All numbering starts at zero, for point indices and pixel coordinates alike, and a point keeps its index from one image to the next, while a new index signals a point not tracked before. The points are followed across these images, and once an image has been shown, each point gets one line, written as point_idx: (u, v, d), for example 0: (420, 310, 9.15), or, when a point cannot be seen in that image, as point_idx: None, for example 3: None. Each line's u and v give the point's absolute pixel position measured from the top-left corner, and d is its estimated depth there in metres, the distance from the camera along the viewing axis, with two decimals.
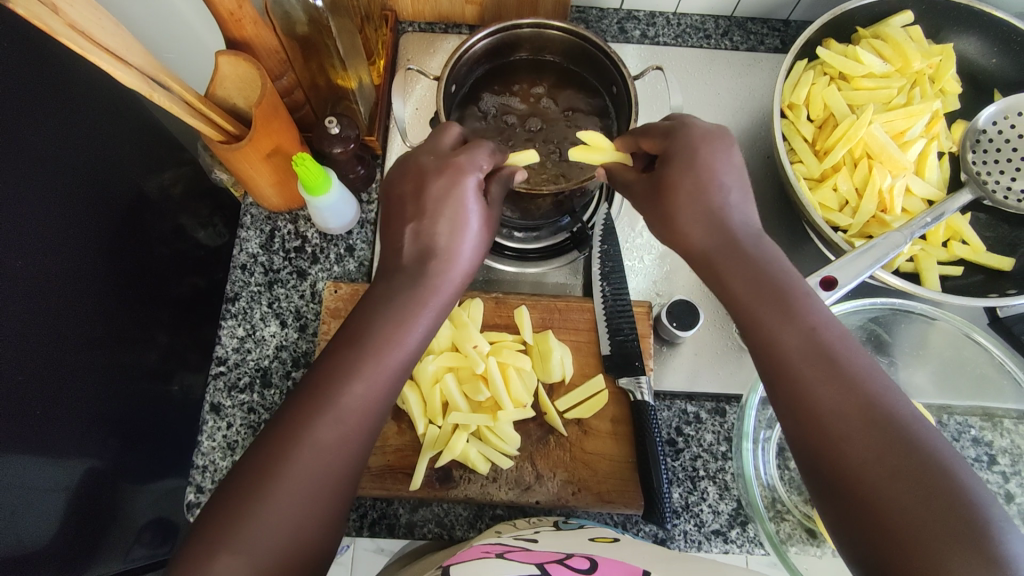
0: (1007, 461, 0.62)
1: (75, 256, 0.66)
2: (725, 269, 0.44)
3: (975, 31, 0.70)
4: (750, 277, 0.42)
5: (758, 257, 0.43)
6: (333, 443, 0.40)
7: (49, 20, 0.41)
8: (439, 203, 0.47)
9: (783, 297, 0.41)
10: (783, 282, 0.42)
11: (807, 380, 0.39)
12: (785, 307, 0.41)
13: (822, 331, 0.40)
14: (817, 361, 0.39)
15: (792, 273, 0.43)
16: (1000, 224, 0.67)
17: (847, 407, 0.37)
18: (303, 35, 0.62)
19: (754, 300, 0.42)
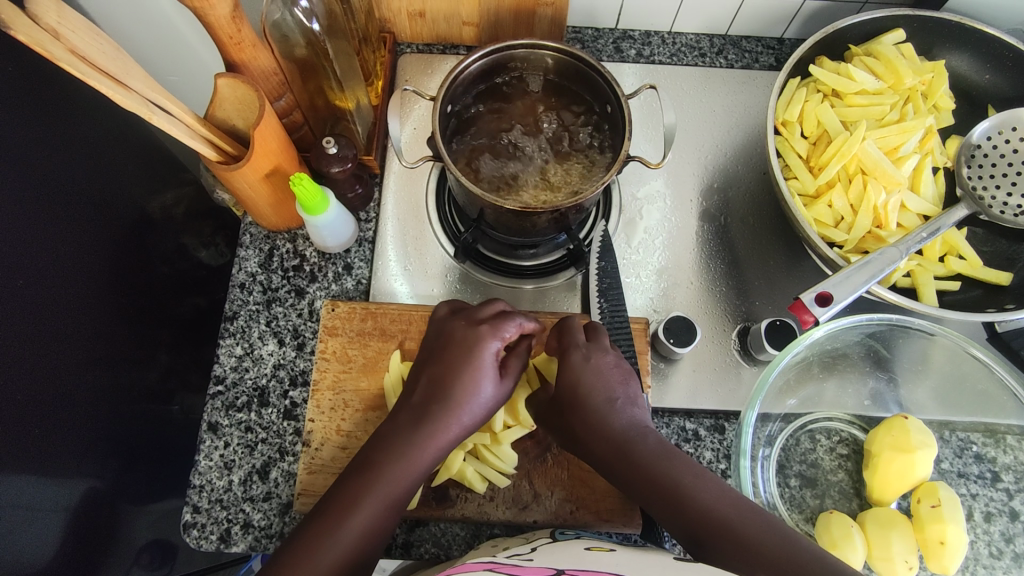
0: (1011, 477, 0.62)
1: (78, 277, 0.67)
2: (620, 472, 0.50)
3: (968, 47, 0.70)
4: (635, 468, 0.50)
5: (644, 450, 0.50)
6: (373, 515, 0.48)
7: (51, 47, 0.42)
8: (471, 366, 0.53)
9: (670, 477, 0.48)
10: (664, 468, 0.49)
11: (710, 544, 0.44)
12: (675, 489, 0.47)
13: (708, 495, 0.46)
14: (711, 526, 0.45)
15: (678, 457, 0.50)
16: (997, 239, 0.67)
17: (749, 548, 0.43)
18: (301, 57, 0.64)
19: (607, 445, 0.52)
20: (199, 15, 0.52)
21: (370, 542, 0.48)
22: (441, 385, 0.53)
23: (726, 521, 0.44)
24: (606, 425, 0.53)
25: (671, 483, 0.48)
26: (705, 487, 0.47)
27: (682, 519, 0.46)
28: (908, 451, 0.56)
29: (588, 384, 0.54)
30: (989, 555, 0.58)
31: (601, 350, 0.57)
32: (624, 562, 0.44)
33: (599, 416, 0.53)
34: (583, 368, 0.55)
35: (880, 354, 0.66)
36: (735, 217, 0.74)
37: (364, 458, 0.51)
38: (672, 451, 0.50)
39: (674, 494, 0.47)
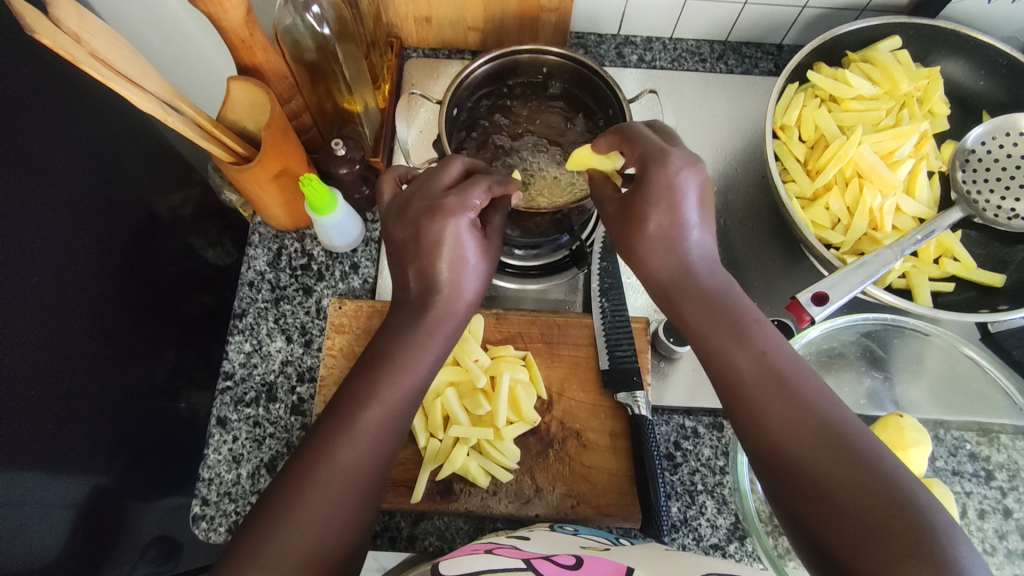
0: (1004, 475, 0.63)
1: (89, 276, 0.68)
2: (680, 302, 0.49)
3: (963, 54, 0.72)
4: (696, 305, 0.48)
5: (711, 288, 0.48)
6: (358, 457, 0.46)
7: (73, 49, 0.44)
8: (449, 252, 0.51)
9: (736, 326, 0.46)
10: (733, 313, 0.47)
11: (760, 404, 0.44)
12: (738, 336, 0.46)
13: (773, 359, 0.45)
14: (771, 387, 0.44)
15: (747, 303, 0.48)
16: (991, 241, 0.68)
17: (801, 427, 0.42)
18: (311, 60, 0.65)
19: (707, 315, 0.47)
20: (213, 19, 0.53)
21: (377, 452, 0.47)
22: (426, 280, 0.51)
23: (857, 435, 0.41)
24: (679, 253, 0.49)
25: (775, 366, 0.44)
26: (770, 344, 0.46)
27: (735, 374, 0.45)
28: (903, 448, 0.58)
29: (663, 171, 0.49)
30: (983, 551, 0.59)
31: (681, 172, 0.48)
32: (622, 550, 0.45)
33: (658, 245, 0.49)
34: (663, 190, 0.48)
35: (876, 353, 0.68)
36: (734, 219, 0.75)
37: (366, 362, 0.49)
38: (741, 297, 0.49)
39: (735, 340, 0.46)
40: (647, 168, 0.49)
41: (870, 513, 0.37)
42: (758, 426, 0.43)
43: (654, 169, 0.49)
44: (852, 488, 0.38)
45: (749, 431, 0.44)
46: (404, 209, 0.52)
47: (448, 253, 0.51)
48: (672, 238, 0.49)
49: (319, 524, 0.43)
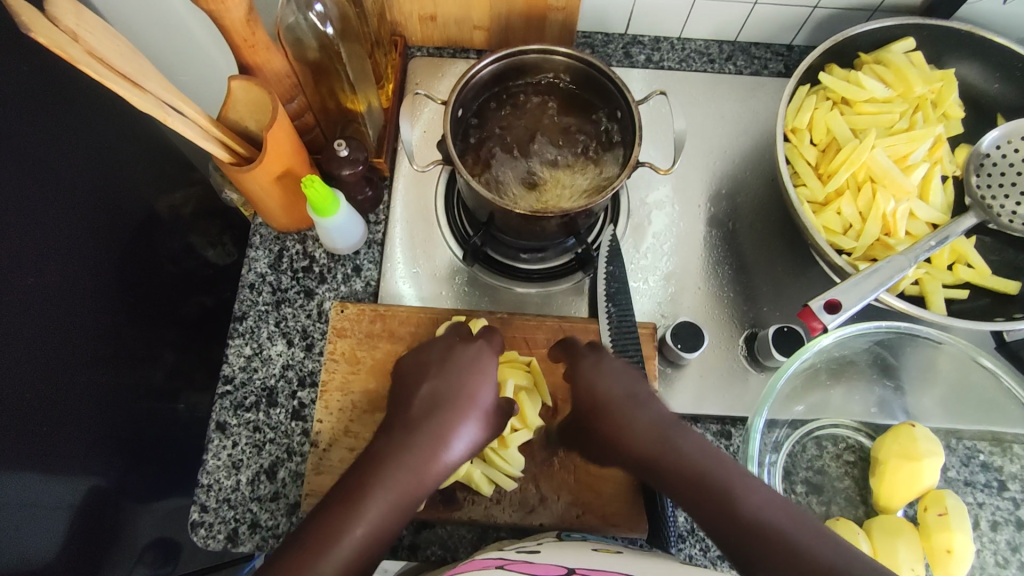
0: (1017, 486, 0.62)
1: (86, 277, 0.67)
2: (662, 474, 0.46)
3: (978, 57, 0.70)
4: (676, 462, 0.46)
5: (690, 450, 0.46)
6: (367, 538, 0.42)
7: (70, 48, 0.43)
8: (465, 374, 0.53)
9: (722, 482, 0.43)
10: (711, 470, 0.44)
11: (767, 559, 0.38)
12: (726, 494, 0.42)
13: (767, 509, 0.41)
14: (770, 540, 0.39)
15: (732, 462, 0.45)
16: (1005, 248, 0.67)
17: (818, 570, 0.36)
18: (314, 59, 0.64)
19: (646, 441, 0.48)
20: (215, 17, 0.52)
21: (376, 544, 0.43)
22: (440, 390, 0.51)
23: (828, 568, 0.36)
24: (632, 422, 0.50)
25: (723, 488, 0.42)
26: (755, 489, 0.42)
27: (732, 526, 0.41)
28: (915, 459, 0.57)
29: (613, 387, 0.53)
30: (994, 564, 0.58)
31: (636, 381, 0.53)
32: (630, 564, 0.44)
33: (628, 411, 0.51)
34: (619, 404, 0.51)
35: (887, 362, 0.66)
36: (742, 223, 0.74)
37: (367, 454, 0.47)
38: (719, 451, 0.46)
39: (723, 496, 0.42)
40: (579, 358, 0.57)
41: None
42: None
43: (583, 362, 0.56)
44: None
45: None
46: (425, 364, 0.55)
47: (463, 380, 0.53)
48: (636, 407, 0.50)
49: None
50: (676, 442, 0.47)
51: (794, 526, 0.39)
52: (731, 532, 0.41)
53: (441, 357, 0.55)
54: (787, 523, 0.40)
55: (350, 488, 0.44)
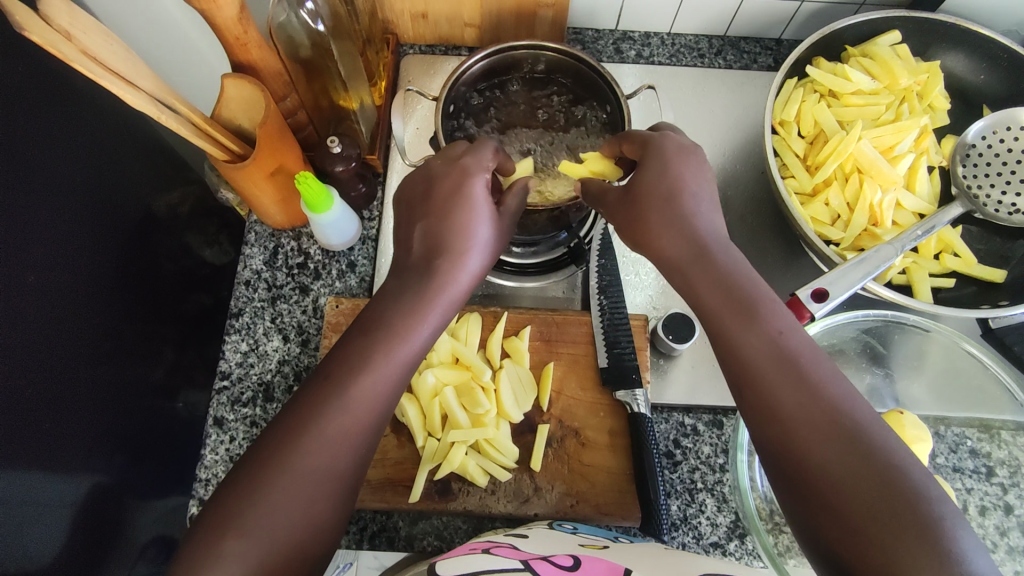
0: (1005, 472, 0.63)
1: (85, 275, 0.68)
2: (692, 278, 0.46)
3: (963, 48, 0.71)
4: (709, 276, 0.45)
5: (726, 264, 0.45)
6: (339, 427, 0.43)
7: (63, 47, 0.43)
8: (460, 205, 0.50)
9: (748, 304, 0.43)
10: (748, 292, 0.44)
11: (768, 385, 0.41)
12: (751, 315, 0.43)
13: (786, 340, 0.42)
14: (782, 367, 0.41)
15: (760, 283, 0.45)
16: (992, 236, 0.68)
17: (814, 408, 0.40)
18: (306, 58, 0.65)
19: (683, 248, 0.47)
20: (206, 16, 0.53)
21: (374, 412, 0.45)
22: (437, 234, 0.50)
23: (819, 426, 0.39)
24: (685, 228, 0.47)
25: (751, 306, 0.43)
26: (779, 318, 0.43)
27: (748, 354, 0.42)
28: (904, 444, 0.57)
29: (663, 173, 0.49)
30: (984, 548, 0.59)
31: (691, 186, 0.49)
32: (623, 548, 0.45)
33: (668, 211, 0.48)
34: (657, 197, 0.48)
35: (876, 350, 0.68)
36: (733, 216, 0.75)
37: (374, 305, 0.48)
38: (756, 276, 0.45)
39: (748, 318, 0.43)
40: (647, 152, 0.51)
41: (885, 505, 0.36)
42: (765, 412, 0.41)
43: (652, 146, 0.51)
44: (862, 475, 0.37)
45: (757, 416, 0.42)
46: (425, 193, 0.52)
47: (465, 212, 0.50)
48: (688, 219, 0.47)
49: (293, 507, 0.41)
50: (712, 266, 0.45)
51: (806, 363, 0.41)
52: (743, 354, 0.43)
53: (427, 192, 0.52)
54: (810, 364, 0.41)
55: (352, 351, 0.45)
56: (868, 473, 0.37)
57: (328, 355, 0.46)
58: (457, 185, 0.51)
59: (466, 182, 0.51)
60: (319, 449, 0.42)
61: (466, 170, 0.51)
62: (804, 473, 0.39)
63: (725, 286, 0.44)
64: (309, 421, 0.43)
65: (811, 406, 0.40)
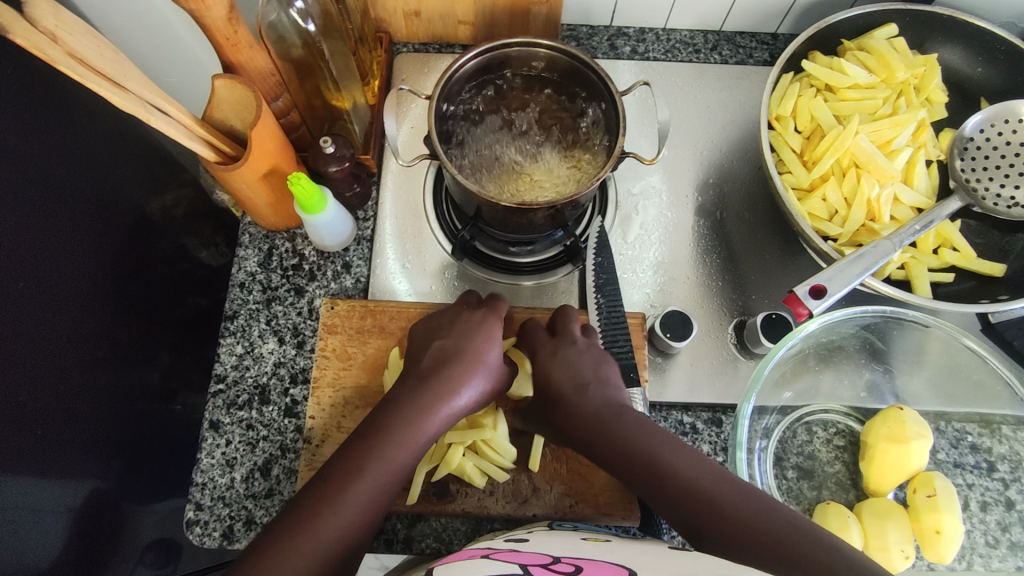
0: (1006, 467, 0.62)
1: (80, 279, 0.67)
2: (598, 444, 0.51)
3: (960, 40, 0.71)
4: (613, 437, 0.50)
5: (626, 424, 0.50)
6: (357, 508, 0.46)
7: (49, 50, 0.43)
8: (480, 337, 0.55)
9: (653, 458, 0.47)
10: (646, 450, 0.48)
11: (692, 520, 0.44)
12: (654, 467, 0.47)
13: (694, 476, 0.45)
14: (693, 503, 0.44)
15: (659, 433, 0.49)
16: (991, 230, 0.67)
17: (740, 526, 0.42)
18: (298, 58, 0.64)
19: (590, 419, 0.52)
20: (196, 17, 0.52)
21: (366, 523, 0.47)
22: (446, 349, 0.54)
23: (690, 494, 0.44)
24: (594, 403, 0.53)
25: (651, 458, 0.47)
26: (682, 459, 0.47)
27: (667, 495, 0.46)
28: (904, 442, 0.57)
29: (563, 367, 0.55)
30: (986, 544, 0.59)
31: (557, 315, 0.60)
32: (622, 550, 0.44)
33: (576, 397, 0.53)
34: (567, 389, 0.54)
35: (875, 346, 0.67)
36: (730, 212, 0.74)
37: (380, 408, 0.51)
38: (656, 428, 0.50)
39: (653, 470, 0.47)
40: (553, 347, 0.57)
41: None
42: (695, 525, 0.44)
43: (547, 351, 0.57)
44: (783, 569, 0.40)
45: (690, 530, 0.44)
46: (441, 321, 0.58)
47: (478, 346, 0.55)
48: (590, 386, 0.54)
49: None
50: (610, 423, 0.51)
51: (718, 491, 0.44)
52: (665, 499, 0.46)
53: (451, 319, 0.57)
54: (715, 488, 0.44)
55: (351, 463, 0.47)
56: (747, 519, 0.42)
57: (347, 447, 0.49)
58: (468, 316, 0.57)
59: (483, 317, 0.57)
60: (310, 557, 0.43)
61: (467, 315, 0.57)
62: (697, 535, 0.44)
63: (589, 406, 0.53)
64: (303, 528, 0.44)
65: (734, 527, 0.42)
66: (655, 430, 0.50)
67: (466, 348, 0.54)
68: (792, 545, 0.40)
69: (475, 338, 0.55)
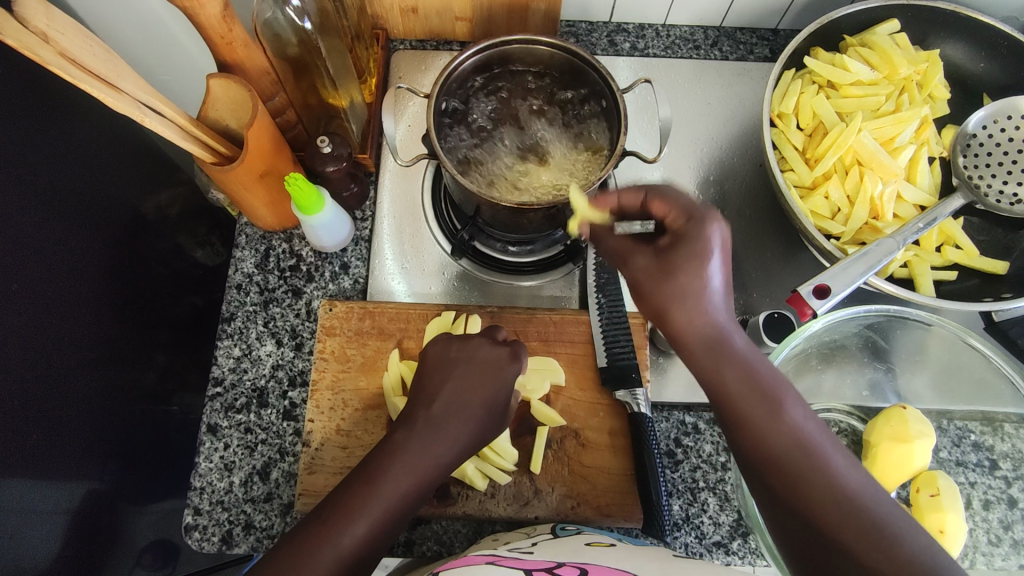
0: (1008, 465, 0.62)
1: (74, 280, 0.66)
2: (716, 362, 0.43)
3: (962, 36, 0.70)
4: (733, 362, 0.42)
5: (743, 347, 0.43)
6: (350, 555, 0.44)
7: (40, 50, 0.42)
8: (490, 380, 0.54)
9: (773, 393, 0.42)
10: (768, 378, 0.42)
11: (800, 480, 0.40)
12: (774, 402, 0.41)
13: (809, 431, 0.41)
14: (808, 463, 0.40)
15: (774, 366, 0.43)
16: (993, 227, 0.67)
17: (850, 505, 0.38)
18: (294, 56, 0.63)
19: (704, 333, 0.43)
20: (190, 15, 0.51)
21: (376, 541, 0.46)
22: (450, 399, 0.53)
23: (807, 454, 0.40)
24: (710, 312, 0.43)
25: (773, 393, 0.42)
26: (798, 410, 0.42)
27: (770, 447, 0.41)
28: (907, 441, 0.57)
29: (698, 259, 0.43)
30: (988, 542, 0.59)
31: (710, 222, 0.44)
32: (626, 556, 0.44)
33: (703, 298, 0.43)
34: (690, 280, 0.43)
35: (878, 345, 0.67)
36: (731, 210, 0.74)
37: (384, 449, 0.50)
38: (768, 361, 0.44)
39: (774, 407, 0.41)
40: (687, 230, 0.44)
41: None
42: (801, 487, 0.39)
43: (693, 237, 0.44)
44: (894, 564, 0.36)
45: (787, 489, 0.40)
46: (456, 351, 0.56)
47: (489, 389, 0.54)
48: (709, 299, 0.43)
49: None
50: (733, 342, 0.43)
51: (831, 456, 0.40)
52: (776, 441, 0.40)
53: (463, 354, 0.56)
54: (829, 457, 0.40)
55: (359, 489, 0.47)
56: (859, 499, 0.39)
57: (350, 485, 0.48)
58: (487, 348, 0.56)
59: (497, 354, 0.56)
60: None
61: (483, 348, 0.56)
62: (795, 493, 0.40)
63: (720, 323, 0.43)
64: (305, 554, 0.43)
65: (841, 504, 0.38)
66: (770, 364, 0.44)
67: (476, 393, 0.53)
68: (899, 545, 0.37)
69: (487, 381, 0.54)
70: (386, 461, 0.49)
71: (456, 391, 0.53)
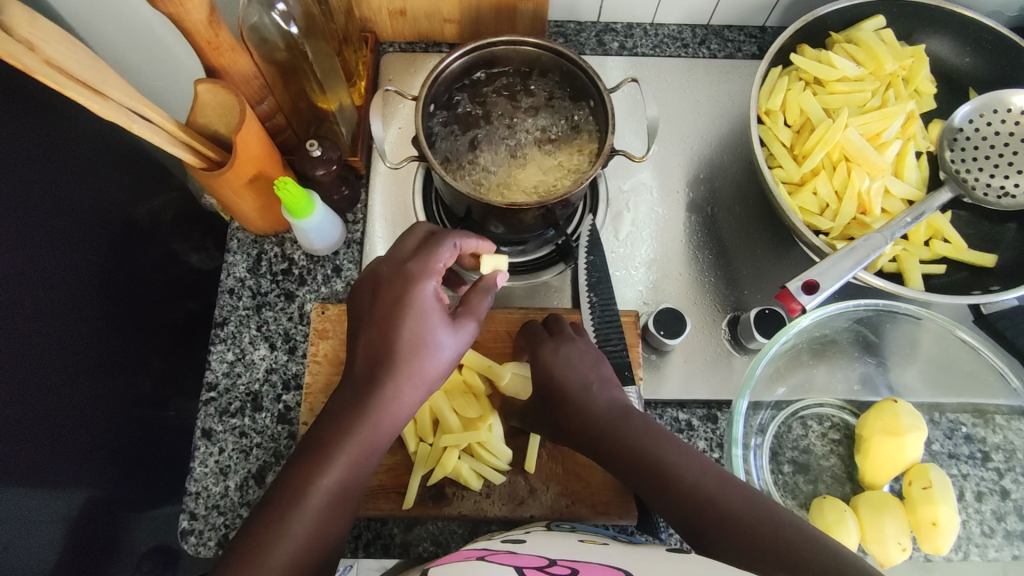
0: (1001, 456, 0.63)
1: (68, 288, 0.66)
2: (571, 406, 0.53)
3: (947, 30, 0.71)
4: (580, 405, 0.52)
5: (593, 388, 0.53)
6: (312, 528, 0.44)
7: (25, 58, 0.42)
8: (413, 313, 0.49)
9: (622, 414, 0.51)
10: (610, 405, 0.52)
11: (646, 476, 0.47)
12: (621, 419, 0.50)
13: (654, 433, 0.48)
14: (647, 456, 0.47)
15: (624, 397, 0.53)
16: (981, 221, 0.67)
17: (689, 477, 0.45)
18: (282, 60, 0.63)
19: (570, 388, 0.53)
20: (176, 21, 0.52)
21: (338, 500, 0.46)
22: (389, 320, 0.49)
23: (644, 451, 0.47)
24: (563, 361, 0.55)
25: (615, 414, 0.51)
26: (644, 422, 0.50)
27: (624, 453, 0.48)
28: (899, 434, 0.57)
29: (564, 378, 0.54)
30: (981, 534, 0.59)
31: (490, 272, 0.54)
32: (621, 552, 0.44)
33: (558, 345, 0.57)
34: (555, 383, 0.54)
35: (869, 339, 0.67)
36: (721, 207, 0.74)
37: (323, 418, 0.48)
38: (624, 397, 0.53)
39: (615, 425, 0.50)
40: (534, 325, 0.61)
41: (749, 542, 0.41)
42: (648, 481, 0.46)
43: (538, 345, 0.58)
44: (727, 518, 0.42)
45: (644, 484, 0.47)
46: (377, 281, 0.51)
47: (415, 322, 0.49)
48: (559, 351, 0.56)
49: None
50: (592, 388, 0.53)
51: (667, 449, 0.47)
52: (622, 451, 0.49)
53: (373, 296, 0.51)
54: (665, 447, 0.47)
55: (321, 441, 0.46)
56: (693, 476, 0.45)
57: (296, 461, 0.46)
58: (408, 271, 0.50)
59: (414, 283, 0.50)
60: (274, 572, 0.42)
61: (404, 273, 0.50)
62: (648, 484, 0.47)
63: (595, 417, 0.51)
64: (284, 513, 0.44)
65: (679, 480, 0.45)
66: (623, 396, 0.53)
67: (394, 329, 0.49)
68: (724, 505, 0.43)
69: (407, 313, 0.49)
70: (330, 428, 0.47)
71: (374, 339, 0.49)
